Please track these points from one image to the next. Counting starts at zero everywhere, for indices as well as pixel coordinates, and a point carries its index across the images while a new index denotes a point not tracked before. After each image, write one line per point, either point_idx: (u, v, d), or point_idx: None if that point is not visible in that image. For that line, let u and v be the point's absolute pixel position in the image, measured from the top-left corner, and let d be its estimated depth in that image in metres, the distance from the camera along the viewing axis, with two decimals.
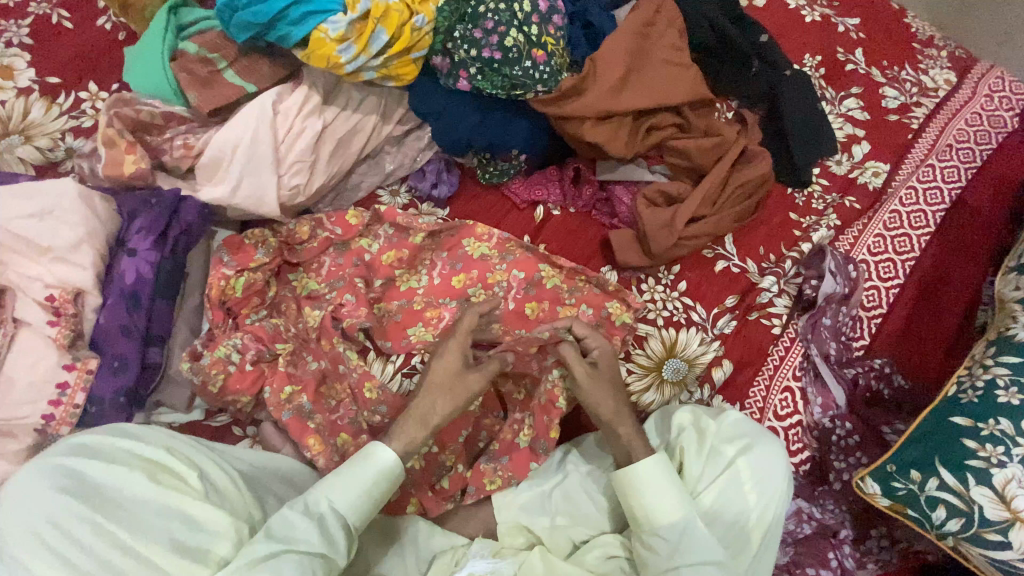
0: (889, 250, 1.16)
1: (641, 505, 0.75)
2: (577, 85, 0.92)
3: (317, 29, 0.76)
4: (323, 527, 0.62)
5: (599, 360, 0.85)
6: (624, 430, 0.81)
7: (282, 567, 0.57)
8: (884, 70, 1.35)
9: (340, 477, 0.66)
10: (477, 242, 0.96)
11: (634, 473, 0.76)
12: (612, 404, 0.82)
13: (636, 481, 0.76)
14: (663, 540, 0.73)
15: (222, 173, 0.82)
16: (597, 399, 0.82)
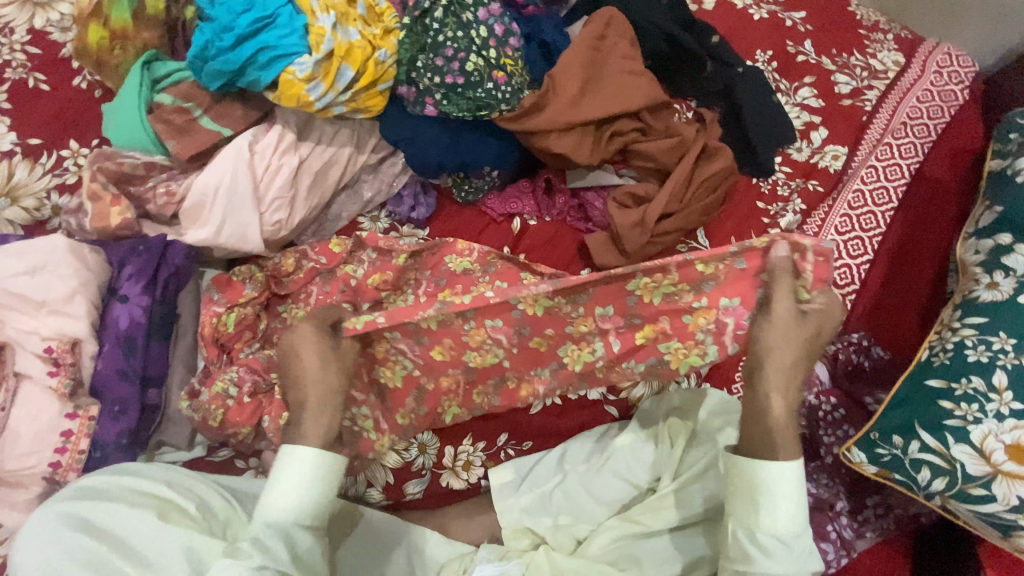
0: (855, 228, 1.21)
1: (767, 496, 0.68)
2: (537, 102, 0.97)
3: (285, 72, 0.81)
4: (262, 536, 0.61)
5: (811, 313, 0.73)
6: (780, 394, 0.71)
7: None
8: (834, 58, 1.41)
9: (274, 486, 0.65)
10: (459, 257, 1.00)
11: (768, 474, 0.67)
12: (791, 363, 0.71)
13: (770, 481, 0.67)
14: (780, 545, 0.67)
15: (205, 216, 0.84)
16: (783, 348, 0.72)
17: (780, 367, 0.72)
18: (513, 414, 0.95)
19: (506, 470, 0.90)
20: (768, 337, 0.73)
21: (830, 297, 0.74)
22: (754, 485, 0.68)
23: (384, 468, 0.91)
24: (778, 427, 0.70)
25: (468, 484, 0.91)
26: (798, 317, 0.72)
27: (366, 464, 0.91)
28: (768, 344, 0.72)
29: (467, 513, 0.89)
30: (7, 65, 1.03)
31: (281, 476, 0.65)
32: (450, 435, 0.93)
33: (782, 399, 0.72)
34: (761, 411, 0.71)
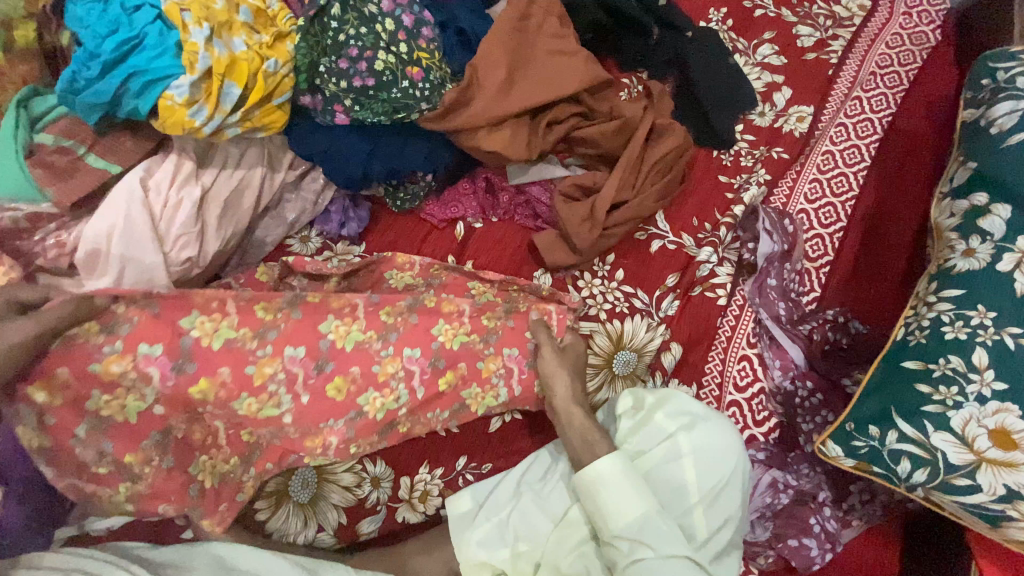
0: (826, 194, 1.14)
1: (604, 504, 0.74)
2: (460, 96, 0.88)
3: (162, 97, 0.72)
4: None
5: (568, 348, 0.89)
6: (570, 416, 0.83)
7: None
8: (794, 8, 1.30)
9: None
10: (400, 272, 0.92)
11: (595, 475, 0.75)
12: (569, 392, 0.84)
13: (599, 480, 0.75)
14: (624, 541, 0.72)
15: (103, 266, 0.78)
16: (556, 382, 0.84)
17: (564, 391, 0.84)
18: (474, 432, 0.91)
19: (463, 498, 0.85)
20: (550, 372, 0.85)
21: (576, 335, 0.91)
22: (589, 485, 0.75)
23: (335, 508, 0.86)
24: (592, 439, 0.80)
25: (426, 516, 0.87)
26: (558, 350, 0.87)
27: (317, 508, 0.85)
28: (547, 378, 0.85)
29: (425, 547, 0.83)
30: None
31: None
32: (405, 464, 0.88)
33: (573, 421, 0.82)
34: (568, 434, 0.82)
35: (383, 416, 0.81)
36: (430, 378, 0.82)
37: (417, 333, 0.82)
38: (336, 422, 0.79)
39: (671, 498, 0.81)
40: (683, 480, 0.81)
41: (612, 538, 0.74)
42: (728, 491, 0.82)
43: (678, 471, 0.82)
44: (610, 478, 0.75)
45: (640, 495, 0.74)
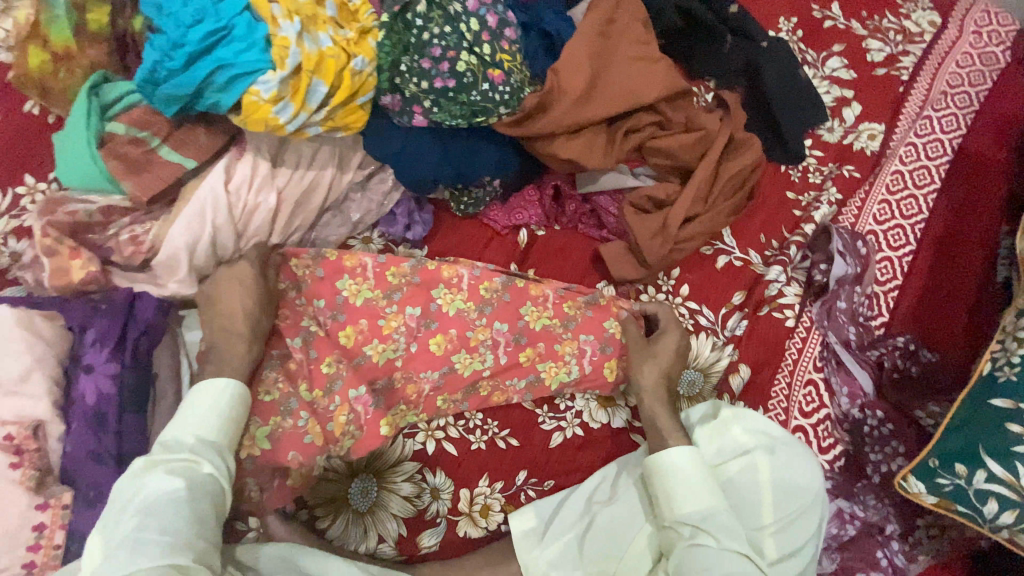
0: (895, 215, 1.10)
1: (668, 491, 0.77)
2: (542, 101, 0.85)
3: (249, 92, 0.70)
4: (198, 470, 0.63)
5: (659, 339, 0.90)
6: (655, 404, 0.86)
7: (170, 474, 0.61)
8: (864, 21, 1.26)
9: (184, 411, 0.67)
10: (450, 292, 0.88)
11: (663, 460, 0.78)
12: (647, 379, 0.87)
13: (666, 466, 0.78)
14: (685, 524, 0.74)
15: (183, 272, 0.78)
16: (637, 369, 0.88)
17: (651, 380, 0.86)
18: (535, 448, 0.89)
19: (528, 515, 0.83)
20: (638, 361, 0.88)
21: (670, 319, 0.92)
22: (654, 468, 0.79)
23: (395, 518, 0.83)
24: (669, 433, 0.83)
25: (486, 531, 0.85)
26: (647, 343, 0.90)
27: (376, 518, 0.83)
28: (634, 367, 0.88)
29: (490, 562, 0.82)
30: None
31: (191, 406, 0.67)
32: (466, 476, 0.86)
33: (658, 410, 0.85)
34: (651, 422, 0.85)
35: (469, 374, 0.87)
36: (513, 350, 0.89)
37: (507, 311, 0.89)
38: (432, 374, 0.86)
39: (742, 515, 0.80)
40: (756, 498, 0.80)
41: (674, 523, 0.75)
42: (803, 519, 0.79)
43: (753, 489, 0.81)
44: (678, 468, 0.77)
45: (706, 491, 0.75)
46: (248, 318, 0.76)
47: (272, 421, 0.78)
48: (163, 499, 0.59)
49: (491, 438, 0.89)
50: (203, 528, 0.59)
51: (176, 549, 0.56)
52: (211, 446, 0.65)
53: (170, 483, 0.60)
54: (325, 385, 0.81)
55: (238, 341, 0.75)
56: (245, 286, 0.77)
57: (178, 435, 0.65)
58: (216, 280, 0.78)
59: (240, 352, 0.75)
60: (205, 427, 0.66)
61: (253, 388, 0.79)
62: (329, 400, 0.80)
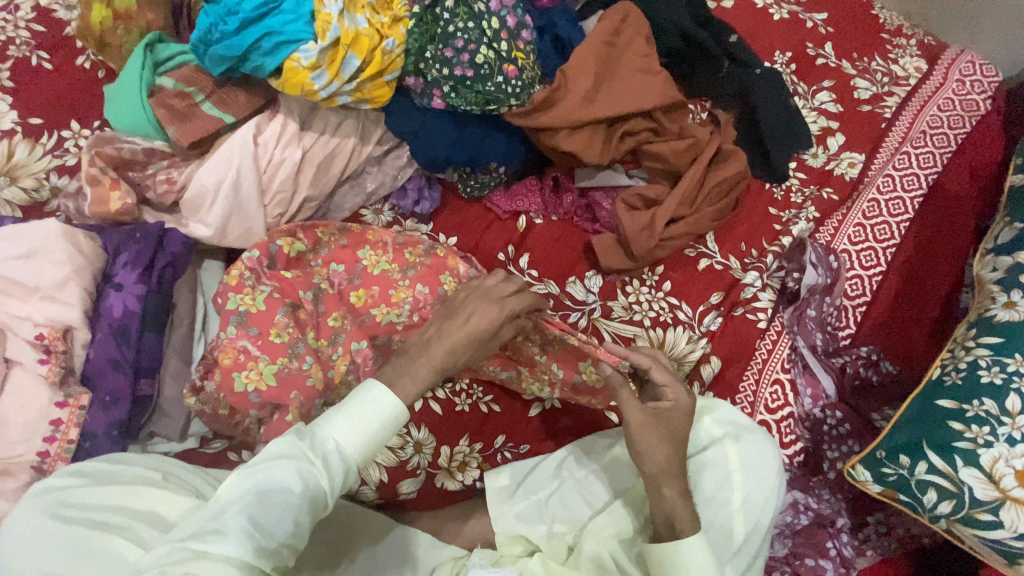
0: (869, 238, 1.18)
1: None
2: (549, 96, 0.93)
3: (290, 58, 0.80)
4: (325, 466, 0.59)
5: (665, 410, 0.78)
6: (668, 493, 0.75)
7: (282, 471, 0.58)
8: (855, 62, 1.37)
9: (349, 414, 0.62)
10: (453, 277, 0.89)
11: (679, 547, 0.72)
12: (660, 461, 0.75)
13: (682, 552, 0.72)
14: None
15: (204, 212, 0.85)
16: (646, 450, 0.75)
17: (655, 464, 0.75)
18: (515, 416, 0.94)
19: (502, 475, 0.88)
20: (641, 447, 0.75)
21: (674, 386, 0.80)
22: (671, 554, 0.72)
23: (379, 466, 0.90)
24: (675, 510, 0.75)
25: (463, 485, 0.91)
26: (653, 420, 0.77)
27: (360, 463, 0.89)
28: (641, 453, 0.75)
29: (461, 516, 0.88)
30: (10, 42, 1.00)
31: (351, 411, 0.62)
32: (447, 435, 0.91)
33: (672, 497, 0.75)
34: (665, 511, 0.75)
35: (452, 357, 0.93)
36: None
37: None
38: None
39: (709, 516, 0.84)
40: (725, 495, 0.85)
41: None
42: (762, 516, 0.85)
43: (722, 484, 0.85)
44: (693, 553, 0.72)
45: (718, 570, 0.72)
46: (448, 353, 0.72)
47: (279, 361, 0.79)
48: (274, 497, 0.57)
49: (475, 402, 0.94)
50: (294, 539, 0.58)
51: (260, 554, 0.55)
52: (344, 463, 0.60)
53: (292, 484, 0.57)
54: (329, 336, 0.84)
55: (423, 364, 0.70)
56: (473, 325, 0.74)
57: (326, 437, 0.60)
58: (473, 296, 0.78)
59: (410, 384, 0.67)
60: (347, 440, 0.61)
61: (264, 325, 0.80)
62: (332, 348, 0.83)
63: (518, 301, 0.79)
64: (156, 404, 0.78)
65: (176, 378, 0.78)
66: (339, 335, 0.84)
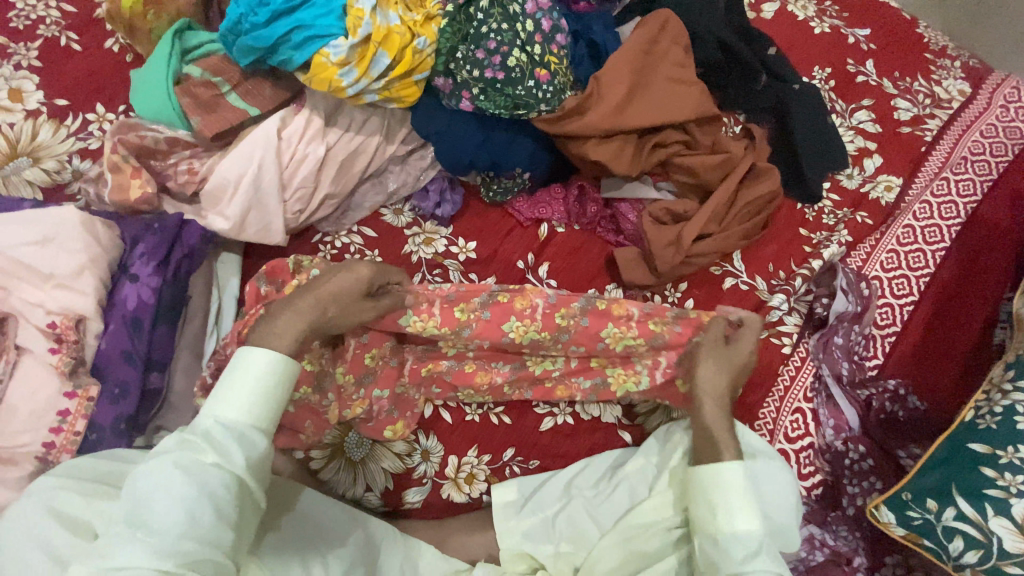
0: (902, 266, 1.13)
1: (724, 502, 0.70)
2: (580, 104, 0.90)
3: (319, 54, 0.78)
4: (206, 441, 0.57)
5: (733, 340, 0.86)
6: (708, 409, 0.79)
7: (160, 467, 0.55)
8: (896, 81, 1.32)
9: (224, 389, 0.60)
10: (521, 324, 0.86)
11: (725, 472, 0.71)
12: (718, 377, 0.81)
13: (726, 477, 0.71)
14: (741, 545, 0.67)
15: (223, 205, 0.83)
16: (706, 368, 0.82)
17: (708, 382, 0.80)
18: (526, 431, 0.91)
19: (511, 488, 0.87)
20: (698, 362, 0.82)
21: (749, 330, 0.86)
22: (716, 485, 0.71)
23: (385, 473, 0.88)
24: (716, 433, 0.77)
25: (469, 498, 0.88)
26: (722, 342, 0.84)
27: (366, 468, 0.88)
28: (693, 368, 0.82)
29: (467, 527, 0.86)
30: (40, 22, 1.00)
31: (224, 387, 0.60)
32: (456, 445, 0.89)
33: (709, 415, 0.79)
34: (701, 426, 0.78)
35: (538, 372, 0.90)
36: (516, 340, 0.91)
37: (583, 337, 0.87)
38: (502, 368, 0.90)
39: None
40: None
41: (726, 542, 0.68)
42: (785, 512, 0.80)
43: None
44: (733, 483, 0.71)
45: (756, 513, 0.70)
46: (319, 305, 0.70)
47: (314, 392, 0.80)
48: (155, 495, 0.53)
49: (485, 413, 0.91)
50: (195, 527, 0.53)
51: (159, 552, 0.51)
52: (227, 433, 0.58)
53: (174, 477, 0.54)
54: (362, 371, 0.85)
55: (292, 313, 0.68)
56: (349, 278, 0.73)
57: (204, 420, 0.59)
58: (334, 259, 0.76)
59: (279, 334, 0.65)
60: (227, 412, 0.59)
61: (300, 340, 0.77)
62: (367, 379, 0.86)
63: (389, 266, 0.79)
64: (165, 399, 0.76)
65: (187, 373, 0.78)
66: (368, 377, 0.86)
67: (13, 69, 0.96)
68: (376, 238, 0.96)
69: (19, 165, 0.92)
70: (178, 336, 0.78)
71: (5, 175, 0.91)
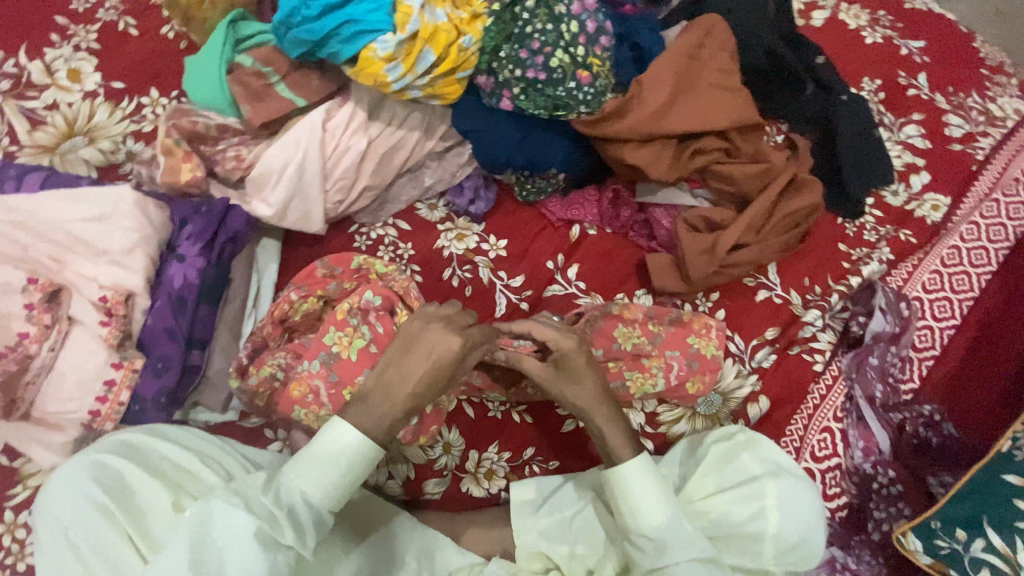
0: (945, 288, 1.09)
1: (627, 502, 0.75)
2: (621, 106, 0.90)
3: (366, 48, 0.80)
4: (293, 519, 0.63)
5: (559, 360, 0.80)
6: (602, 424, 0.79)
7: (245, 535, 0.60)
8: (949, 96, 1.27)
9: (320, 467, 0.64)
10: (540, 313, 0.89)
11: (620, 474, 0.75)
12: (587, 394, 0.79)
13: (624, 478, 0.75)
14: (649, 541, 0.73)
15: (267, 191, 0.86)
16: (574, 390, 0.80)
17: (584, 402, 0.79)
18: (548, 430, 0.92)
19: (529, 487, 0.86)
20: (557, 386, 0.80)
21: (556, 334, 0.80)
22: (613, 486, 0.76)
23: (407, 462, 0.89)
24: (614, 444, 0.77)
25: (488, 493, 0.89)
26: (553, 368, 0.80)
27: (390, 456, 0.89)
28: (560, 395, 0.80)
29: (484, 524, 0.86)
30: (100, 7, 1.04)
31: (313, 459, 0.65)
32: (478, 439, 0.90)
33: (608, 429, 0.78)
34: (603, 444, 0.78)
35: None
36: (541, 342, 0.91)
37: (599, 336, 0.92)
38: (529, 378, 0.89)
39: (740, 541, 0.78)
40: (758, 528, 0.78)
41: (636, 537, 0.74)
42: (799, 532, 0.78)
43: (756, 517, 0.78)
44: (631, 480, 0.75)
45: (666, 504, 0.74)
46: (418, 395, 0.71)
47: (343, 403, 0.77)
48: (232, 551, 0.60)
49: (508, 410, 0.92)
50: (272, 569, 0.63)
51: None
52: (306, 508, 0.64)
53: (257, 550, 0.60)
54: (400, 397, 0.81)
55: (390, 406, 0.69)
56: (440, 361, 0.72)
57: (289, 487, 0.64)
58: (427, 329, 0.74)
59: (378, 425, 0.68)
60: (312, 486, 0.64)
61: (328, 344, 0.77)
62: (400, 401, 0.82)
63: (476, 331, 0.76)
64: (203, 375, 0.80)
65: (225, 352, 0.81)
66: None
67: (73, 51, 1.00)
68: (410, 231, 0.98)
69: (76, 144, 0.96)
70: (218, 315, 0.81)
71: (62, 153, 0.95)
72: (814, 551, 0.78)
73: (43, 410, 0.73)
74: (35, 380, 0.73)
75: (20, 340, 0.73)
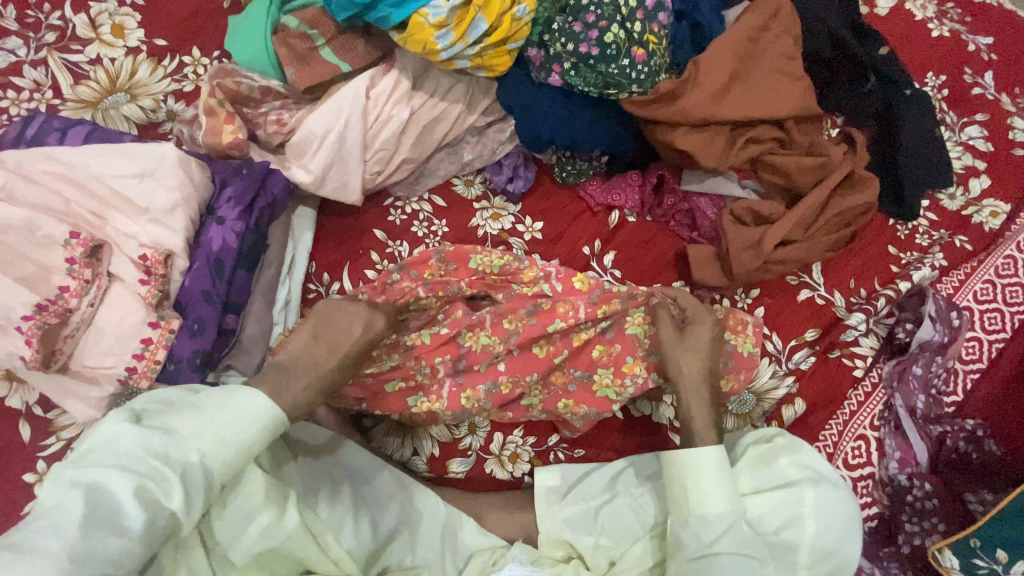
0: (997, 299, 1.04)
1: (694, 487, 0.73)
2: (675, 88, 0.86)
3: (418, 13, 0.77)
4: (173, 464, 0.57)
5: (690, 328, 0.81)
6: (694, 400, 0.78)
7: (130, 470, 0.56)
8: (1016, 98, 1.19)
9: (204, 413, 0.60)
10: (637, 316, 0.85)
11: (690, 457, 0.73)
12: (694, 368, 0.78)
13: (696, 464, 0.73)
14: (709, 528, 0.70)
15: (307, 158, 0.84)
16: (680, 360, 0.79)
17: (688, 375, 0.78)
18: None
19: (554, 474, 0.85)
20: (675, 355, 0.79)
21: (695, 305, 0.83)
22: (683, 468, 0.73)
23: (432, 439, 0.89)
24: (699, 422, 0.77)
25: (511, 476, 0.88)
26: (678, 333, 0.81)
27: (415, 432, 0.89)
28: (669, 362, 0.79)
29: (505, 507, 0.85)
30: None
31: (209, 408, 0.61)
32: (503, 422, 0.89)
33: (697, 404, 0.78)
34: (687, 418, 0.77)
35: (601, 397, 0.85)
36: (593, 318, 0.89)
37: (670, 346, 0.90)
38: (578, 373, 0.86)
39: (776, 547, 0.76)
40: (793, 536, 0.76)
41: (693, 524, 0.71)
42: (832, 551, 0.76)
43: (793, 524, 0.76)
44: (706, 469, 0.73)
45: (729, 497, 0.72)
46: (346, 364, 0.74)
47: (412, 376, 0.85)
48: (105, 502, 0.54)
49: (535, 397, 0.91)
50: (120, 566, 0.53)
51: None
52: (204, 474, 0.59)
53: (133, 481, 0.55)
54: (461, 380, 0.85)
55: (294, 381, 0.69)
56: (362, 332, 0.75)
57: (187, 444, 0.59)
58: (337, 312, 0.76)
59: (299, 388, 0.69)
60: (212, 448, 0.59)
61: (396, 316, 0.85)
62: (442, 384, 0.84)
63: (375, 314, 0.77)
64: (237, 340, 0.79)
65: (259, 319, 0.80)
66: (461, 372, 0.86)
67: (118, 5, 0.99)
68: (446, 208, 0.95)
69: (117, 100, 0.95)
70: (254, 280, 0.81)
71: (104, 109, 0.95)
72: (846, 562, 0.76)
73: (80, 363, 0.73)
74: (73, 334, 0.72)
75: (60, 293, 0.71)
